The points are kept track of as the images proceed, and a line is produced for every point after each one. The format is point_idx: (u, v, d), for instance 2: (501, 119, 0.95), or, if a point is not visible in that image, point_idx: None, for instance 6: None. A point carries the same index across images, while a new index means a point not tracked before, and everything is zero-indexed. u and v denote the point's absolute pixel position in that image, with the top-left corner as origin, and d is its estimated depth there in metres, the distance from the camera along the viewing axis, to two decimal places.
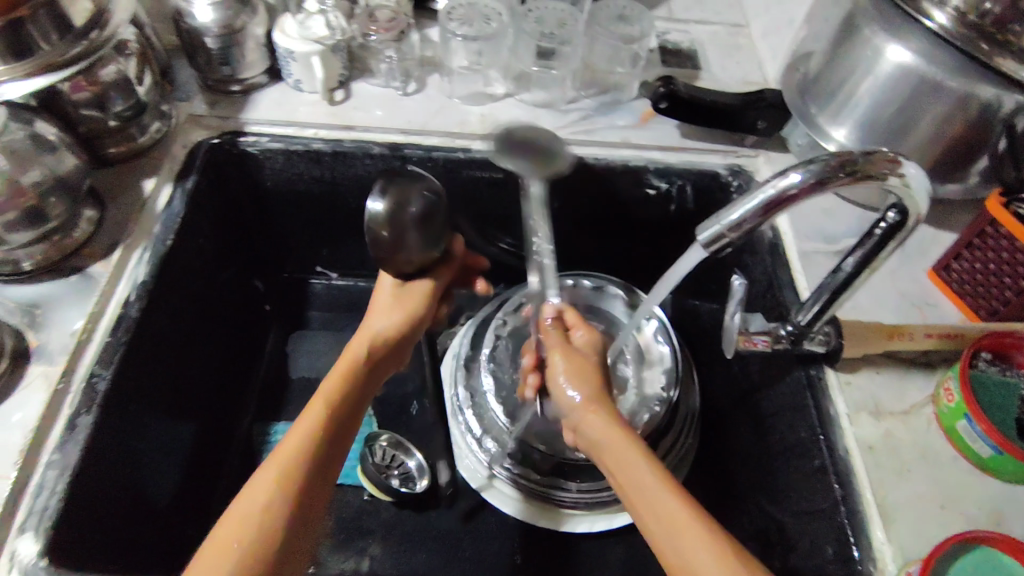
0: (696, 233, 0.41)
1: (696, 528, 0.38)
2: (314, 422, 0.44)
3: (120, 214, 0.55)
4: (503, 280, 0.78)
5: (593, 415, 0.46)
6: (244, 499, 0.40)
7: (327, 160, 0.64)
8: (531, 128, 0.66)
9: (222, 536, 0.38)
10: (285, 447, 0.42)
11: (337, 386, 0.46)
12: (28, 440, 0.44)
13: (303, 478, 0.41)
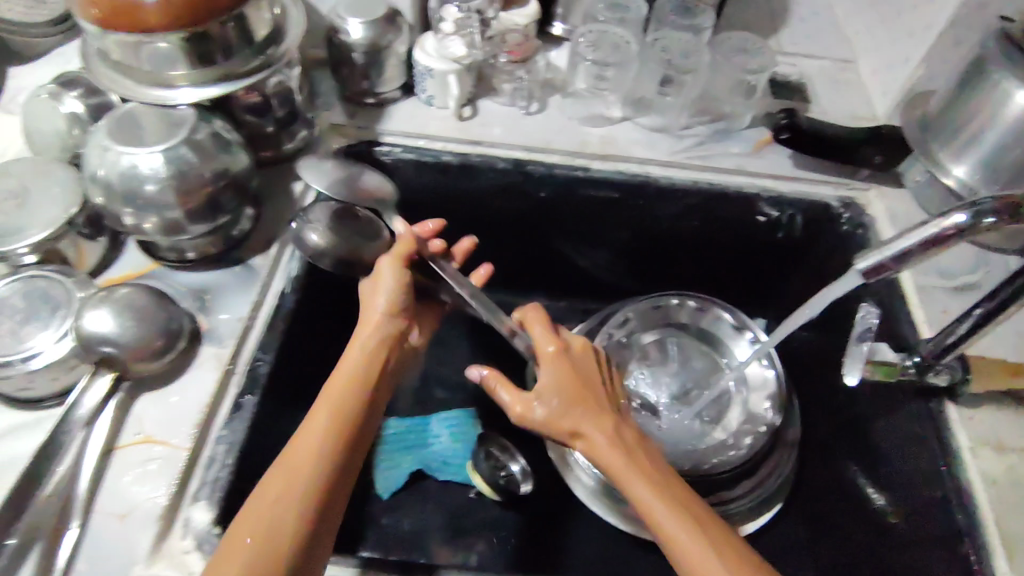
0: (852, 261, 0.43)
1: (697, 544, 0.43)
2: (324, 422, 0.46)
3: (274, 213, 0.60)
4: (600, 296, 0.81)
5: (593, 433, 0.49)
6: (262, 497, 0.42)
7: (453, 172, 0.67)
8: (650, 151, 0.68)
9: (245, 528, 0.40)
10: (299, 450, 0.44)
11: (344, 386, 0.49)
12: (203, 414, 0.48)
13: (323, 473, 0.43)
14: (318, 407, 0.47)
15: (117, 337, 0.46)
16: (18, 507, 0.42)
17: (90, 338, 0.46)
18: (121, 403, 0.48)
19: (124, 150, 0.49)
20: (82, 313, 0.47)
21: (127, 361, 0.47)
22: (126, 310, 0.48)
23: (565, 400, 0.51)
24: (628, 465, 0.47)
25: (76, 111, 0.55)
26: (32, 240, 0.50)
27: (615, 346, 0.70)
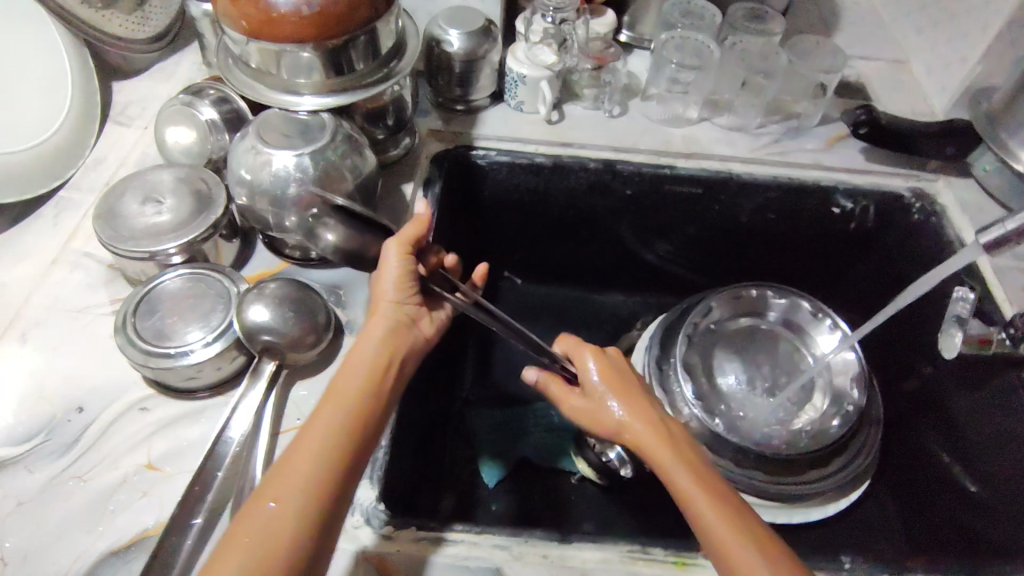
0: (975, 234, 0.48)
1: (722, 522, 0.42)
2: (326, 425, 0.41)
3: (391, 215, 0.64)
4: (672, 290, 0.85)
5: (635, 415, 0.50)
6: (259, 503, 0.37)
7: (545, 172, 0.71)
8: (730, 149, 0.72)
9: (240, 536, 0.36)
10: (301, 447, 0.40)
11: (354, 388, 0.43)
12: None
13: (325, 482, 0.39)
14: (326, 405, 0.42)
15: (279, 327, 0.49)
16: (203, 489, 0.44)
17: (252, 329, 0.49)
18: (278, 394, 0.50)
19: (271, 153, 0.52)
20: (244, 305, 0.49)
21: (283, 351, 0.50)
22: (281, 302, 0.50)
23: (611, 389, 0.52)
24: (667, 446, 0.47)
25: (212, 118, 0.58)
26: (180, 240, 0.52)
27: (698, 333, 0.73)
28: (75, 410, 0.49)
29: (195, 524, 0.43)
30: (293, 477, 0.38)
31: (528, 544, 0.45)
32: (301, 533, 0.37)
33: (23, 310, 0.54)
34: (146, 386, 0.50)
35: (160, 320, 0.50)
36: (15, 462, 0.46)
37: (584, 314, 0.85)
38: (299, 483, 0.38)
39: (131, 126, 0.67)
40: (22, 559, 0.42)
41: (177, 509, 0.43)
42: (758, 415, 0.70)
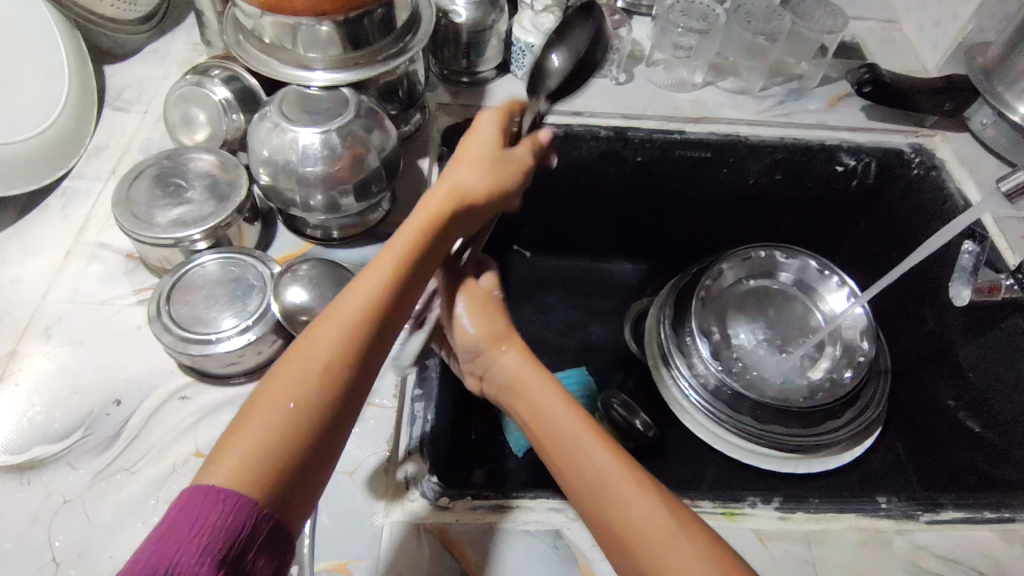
0: (997, 185, 0.50)
1: (649, 509, 0.36)
2: (358, 291, 0.37)
3: (409, 192, 0.63)
4: (680, 257, 0.86)
5: (511, 362, 0.44)
6: (299, 360, 0.35)
7: (557, 142, 0.71)
8: (737, 111, 0.73)
9: (271, 399, 0.33)
10: (350, 306, 0.37)
11: (397, 263, 0.39)
12: (399, 378, 0.51)
13: (358, 353, 0.36)
14: (372, 269, 0.38)
15: (317, 306, 0.48)
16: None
17: (291, 310, 0.48)
18: None
19: (295, 131, 0.51)
20: (281, 288, 0.48)
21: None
22: (316, 281, 0.49)
23: (481, 312, 0.46)
24: (553, 396, 0.42)
25: (224, 97, 0.57)
26: (204, 226, 0.51)
27: (708, 296, 0.74)
28: (113, 403, 0.48)
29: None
30: (341, 343, 0.35)
31: None
32: (328, 401, 0.34)
33: (43, 307, 0.52)
34: (183, 374, 0.49)
35: (193, 307, 0.49)
36: (55, 461, 0.45)
37: (594, 284, 0.86)
38: (322, 355, 0.35)
39: (130, 112, 0.65)
40: (75, 557, 0.41)
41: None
42: (772, 371, 0.71)
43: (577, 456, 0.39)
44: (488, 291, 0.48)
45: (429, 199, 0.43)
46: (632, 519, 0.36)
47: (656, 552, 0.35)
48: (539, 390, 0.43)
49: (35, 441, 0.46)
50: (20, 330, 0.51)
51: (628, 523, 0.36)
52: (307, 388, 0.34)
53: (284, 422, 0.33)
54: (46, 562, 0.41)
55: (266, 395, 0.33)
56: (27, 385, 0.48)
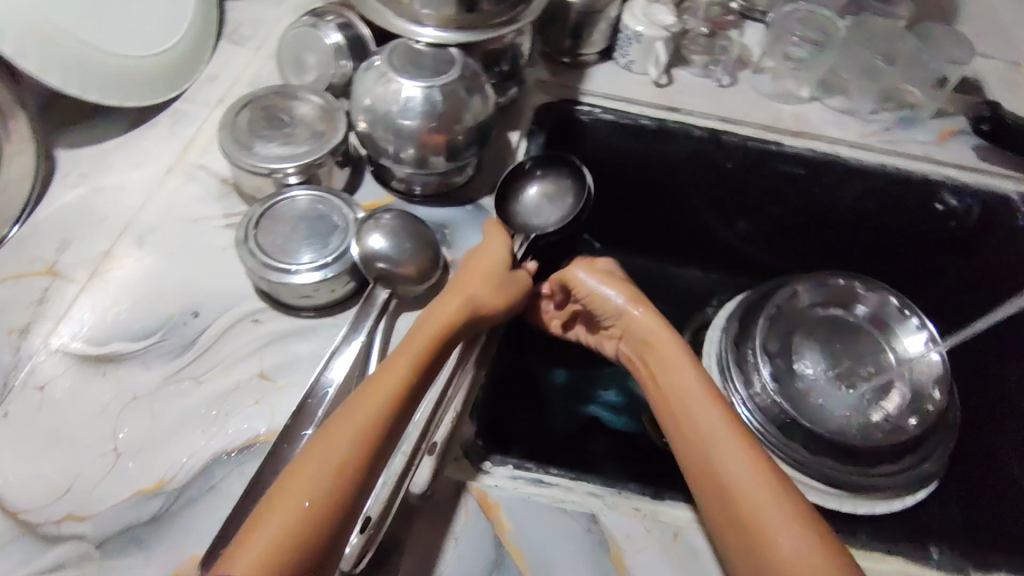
0: None
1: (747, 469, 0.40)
2: (368, 392, 0.38)
3: (495, 162, 0.64)
4: (751, 274, 0.84)
5: (642, 319, 0.53)
6: (312, 463, 0.35)
7: (649, 136, 0.70)
8: (841, 132, 0.71)
9: (284, 502, 0.33)
10: (364, 407, 0.37)
11: (409, 366, 0.40)
12: None
13: (371, 452, 0.36)
14: (382, 376, 0.39)
15: (396, 258, 0.50)
16: (316, 404, 0.45)
17: (370, 254, 0.49)
18: (387, 323, 0.50)
19: (400, 83, 0.52)
20: (362, 234, 0.50)
21: (395, 280, 0.50)
22: (397, 232, 0.51)
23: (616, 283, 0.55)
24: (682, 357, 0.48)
25: (337, 42, 0.58)
26: (299, 161, 0.53)
27: (777, 317, 0.72)
28: (190, 314, 0.50)
29: (305, 435, 0.43)
30: (355, 446, 0.35)
31: (620, 496, 0.46)
32: (340, 506, 0.34)
33: (139, 215, 0.55)
34: (258, 298, 0.51)
35: (278, 237, 0.50)
36: (130, 359, 0.47)
37: (658, 285, 0.85)
38: (340, 454, 0.35)
39: (243, 47, 0.67)
40: (138, 450, 0.44)
41: (291, 420, 0.44)
42: (832, 403, 0.69)
43: (691, 406, 0.45)
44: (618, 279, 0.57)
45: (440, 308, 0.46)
46: (735, 472, 0.40)
47: (755, 496, 0.39)
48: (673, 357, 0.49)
49: (115, 338, 0.48)
50: (116, 233, 0.54)
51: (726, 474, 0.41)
52: (320, 493, 0.34)
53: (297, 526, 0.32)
54: (109, 451, 0.44)
55: (278, 504, 0.33)
56: (115, 285, 0.51)
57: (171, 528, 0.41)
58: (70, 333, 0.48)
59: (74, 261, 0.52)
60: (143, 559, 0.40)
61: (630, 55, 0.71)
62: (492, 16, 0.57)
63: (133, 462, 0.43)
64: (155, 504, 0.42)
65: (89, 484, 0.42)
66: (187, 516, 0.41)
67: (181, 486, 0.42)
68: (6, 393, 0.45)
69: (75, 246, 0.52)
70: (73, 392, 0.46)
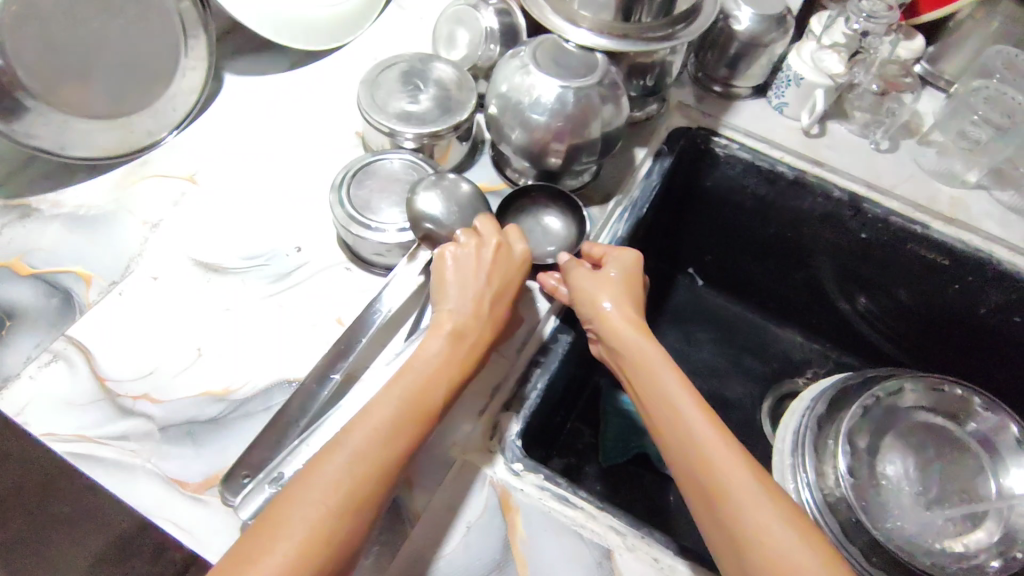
0: None
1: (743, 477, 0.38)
2: (394, 425, 0.38)
3: (613, 173, 0.63)
4: (858, 356, 0.77)
5: (626, 324, 0.47)
6: (319, 486, 0.35)
7: (781, 184, 0.67)
8: (1002, 229, 0.63)
9: (297, 518, 0.34)
10: (376, 439, 0.37)
11: (426, 407, 0.40)
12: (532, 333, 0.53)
13: (381, 484, 0.37)
14: (399, 406, 0.39)
15: (442, 218, 0.49)
16: (345, 351, 0.47)
17: (419, 214, 0.50)
18: None
19: (538, 77, 0.53)
20: (417, 192, 0.50)
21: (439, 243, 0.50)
22: (454, 200, 0.51)
23: (604, 280, 0.50)
24: (656, 355, 0.45)
25: (492, 26, 0.60)
26: (421, 129, 0.55)
27: (877, 408, 0.66)
28: (293, 248, 0.53)
29: (334, 378, 0.46)
30: (365, 477, 0.36)
31: (643, 541, 0.44)
32: (349, 530, 0.35)
33: (276, 146, 0.59)
34: (339, 249, 0.54)
35: (365, 193, 0.53)
36: (232, 273, 0.51)
37: (753, 340, 0.81)
38: (345, 491, 0.35)
39: (410, 14, 0.70)
40: (213, 355, 0.47)
41: (324, 359, 0.46)
42: (909, 519, 0.62)
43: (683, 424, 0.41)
44: (612, 278, 0.50)
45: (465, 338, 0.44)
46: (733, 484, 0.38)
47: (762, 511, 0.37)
48: (653, 361, 0.45)
49: (226, 251, 0.53)
50: (252, 158, 0.58)
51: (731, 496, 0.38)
52: (328, 519, 0.34)
53: (307, 544, 0.34)
54: (190, 350, 0.47)
55: (291, 520, 0.34)
56: (238, 204, 0.55)
57: (223, 434, 0.44)
58: (190, 236, 0.53)
59: (211, 173, 0.57)
60: (193, 454, 0.43)
61: (786, 97, 0.67)
62: (647, 29, 0.56)
63: (207, 364, 0.47)
64: (215, 409, 0.45)
65: (167, 374, 0.46)
66: (241, 428, 0.45)
67: (242, 399, 0.46)
68: (126, 274, 0.51)
69: (215, 160, 0.58)
70: (178, 288, 0.50)
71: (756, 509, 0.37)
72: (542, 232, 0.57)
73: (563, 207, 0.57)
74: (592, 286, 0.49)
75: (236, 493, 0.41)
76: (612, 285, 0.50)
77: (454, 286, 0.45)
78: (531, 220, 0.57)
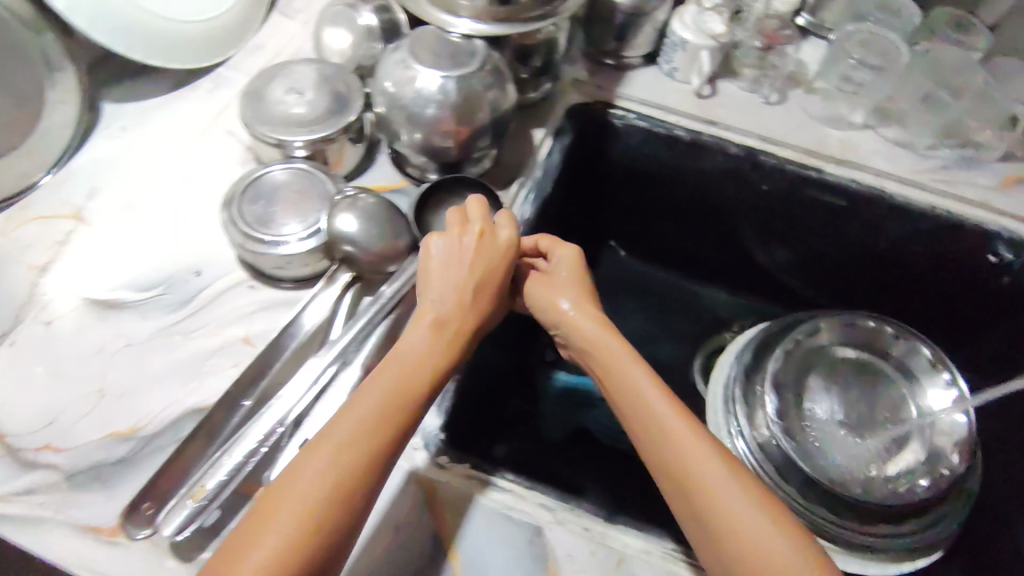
0: None
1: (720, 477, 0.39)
2: (383, 410, 0.39)
3: (512, 157, 0.63)
4: (779, 303, 0.80)
5: (591, 329, 0.48)
6: (308, 478, 0.35)
7: (681, 148, 0.68)
8: (890, 165, 0.66)
9: (285, 509, 0.34)
10: (365, 427, 0.37)
11: (415, 395, 0.40)
12: None
13: (371, 474, 0.37)
14: (389, 397, 0.39)
15: (354, 232, 0.49)
16: (259, 374, 0.46)
17: (339, 236, 0.49)
18: (354, 296, 0.51)
19: (419, 70, 0.52)
20: (335, 211, 0.50)
21: (360, 264, 0.50)
22: (367, 213, 0.50)
23: (560, 284, 0.51)
24: (626, 357, 0.45)
25: (373, 25, 0.59)
26: (310, 135, 0.55)
27: (800, 349, 0.69)
28: (192, 273, 0.52)
29: (245, 406, 0.45)
30: (356, 463, 0.36)
31: (572, 513, 0.45)
32: (338, 522, 0.35)
33: (164, 172, 0.58)
34: (241, 268, 0.53)
35: (260, 206, 0.52)
36: (131, 307, 0.50)
37: (680, 303, 0.83)
38: (332, 482, 0.35)
39: (292, 20, 0.69)
40: (118, 393, 0.46)
41: (233, 386, 0.46)
42: (839, 451, 0.65)
43: (662, 424, 0.41)
44: (574, 279, 0.51)
45: (447, 327, 0.44)
46: (710, 482, 0.38)
47: (738, 510, 0.37)
48: (624, 364, 0.45)
49: (122, 285, 0.51)
50: (141, 187, 0.57)
51: (707, 496, 0.38)
52: (315, 509, 0.34)
53: (295, 536, 0.34)
54: (94, 391, 0.46)
55: (280, 511, 0.34)
56: (130, 235, 0.54)
57: (134, 471, 0.43)
58: (82, 276, 0.51)
59: (98, 209, 0.55)
60: (105, 496, 0.42)
61: (675, 60, 0.69)
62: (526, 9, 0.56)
63: (112, 402, 0.46)
64: (124, 447, 0.44)
65: (72, 419, 0.45)
66: (153, 462, 0.43)
67: (152, 433, 0.45)
68: (17, 323, 0.49)
69: (102, 193, 0.56)
70: (76, 330, 0.49)
71: (733, 509, 0.38)
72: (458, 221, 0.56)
73: (482, 194, 0.57)
74: (552, 286, 0.51)
75: (144, 526, 0.40)
76: (575, 289, 0.51)
77: (436, 276, 0.46)
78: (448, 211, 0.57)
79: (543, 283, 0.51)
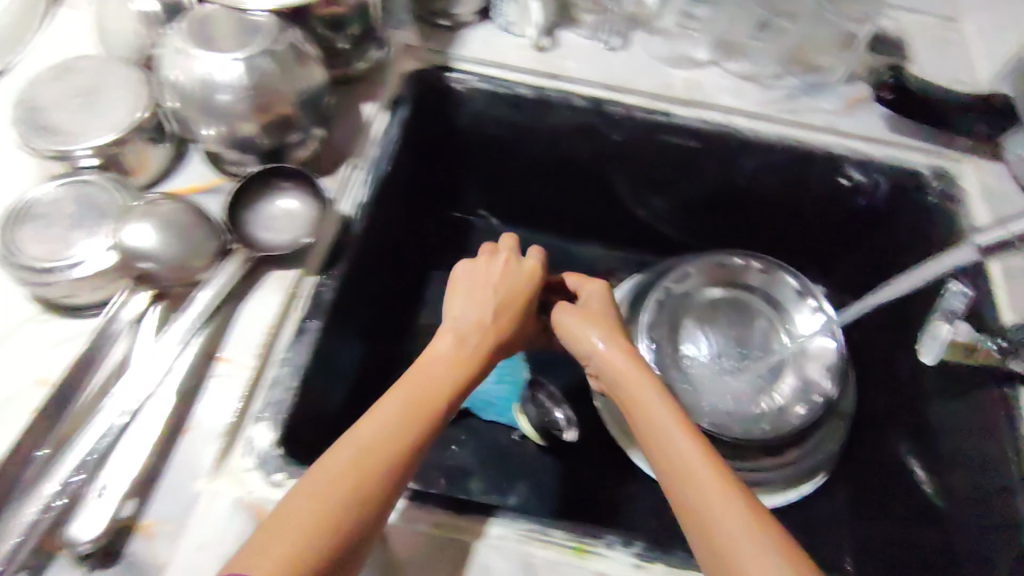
0: None
1: (723, 504, 0.36)
2: (401, 413, 0.40)
3: (341, 138, 0.58)
4: (657, 251, 0.79)
5: (613, 355, 0.47)
6: (328, 477, 0.35)
7: (527, 106, 0.65)
8: (736, 100, 0.65)
9: (302, 504, 0.34)
10: (386, 429, 0.38)
11: (438, 404, 0.41)
12: (274, 322, 0.48)
13: (388, 483, 0.36)
14: (414, 410, 0.40)
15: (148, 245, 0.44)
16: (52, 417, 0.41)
17: (132, 253, 0.45)
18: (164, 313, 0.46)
19: (198, 55, 0.47)
20: (123, 224, 0.45)
21: (161, 280, 0.46)
22: (157, 220, 0.45)
23: (588, 314, 0.51)
24: (649, 381, 0.45)
25: (149, 10, 0.53)
26: (95, 142, 0.48)
27: (670, 296, 0.69)
28: None
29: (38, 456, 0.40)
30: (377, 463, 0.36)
31: (421, 509, 0.42)
32: (352, 526, 0.34)
33: None
34: (30, 303, 0.47)
35: (41, 228, 0.46)
36: None
37: (560, 264, 0.81)
38: (348, 483, 0.35)
39: (80, 11, 0.62)
40: None
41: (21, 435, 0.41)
42: (713, 392, 0.64)
43: (674, 448, 0.40)
44: (607, 313, 0.52)
45: (468, 342, 0.46)
46: (714, 509, 0.36)
47: (740, 539, 0.34)
48: (640, 388, 0.44)
49: None
50: None
51: (711, 522, 0.36)
52: (333, 507, 0.34)
53: (306, 537, 0.33)
54: None
55: (298, 506, 0.34)
56: None
57: None
58: None
59: None
60: None
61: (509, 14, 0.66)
62: None
63: None
64: None
65: None
66: None
67: None
68: None
69: None
70: None
71: (734, 535, 0.35)
72: (281, 217, 0.52)
73: (304, 183, 0.53)
74: (587, 319, 0.51)
75: None
76: (597, 319, 0.51)
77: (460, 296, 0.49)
78: (266, 206, 0.52)
79: (564, 309, 0.52)
